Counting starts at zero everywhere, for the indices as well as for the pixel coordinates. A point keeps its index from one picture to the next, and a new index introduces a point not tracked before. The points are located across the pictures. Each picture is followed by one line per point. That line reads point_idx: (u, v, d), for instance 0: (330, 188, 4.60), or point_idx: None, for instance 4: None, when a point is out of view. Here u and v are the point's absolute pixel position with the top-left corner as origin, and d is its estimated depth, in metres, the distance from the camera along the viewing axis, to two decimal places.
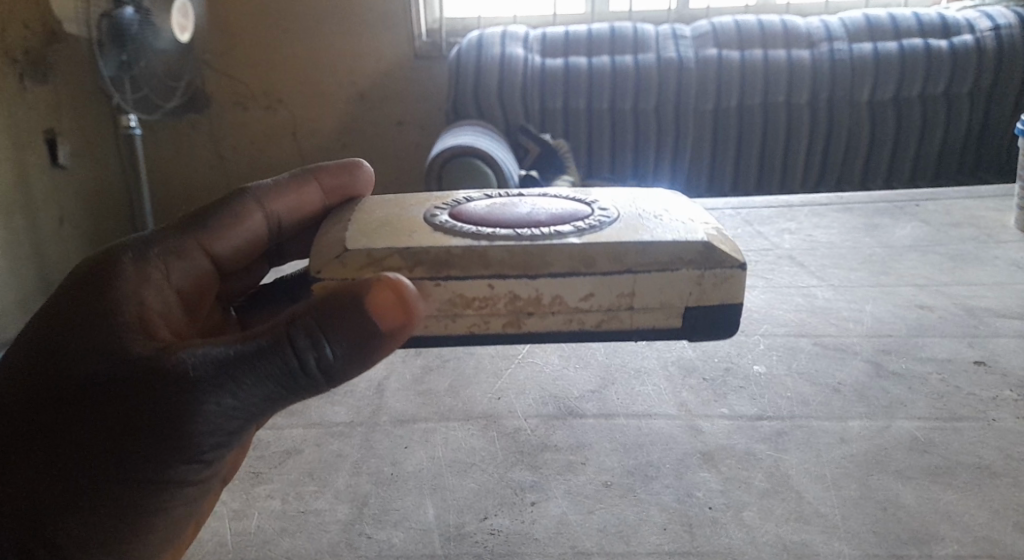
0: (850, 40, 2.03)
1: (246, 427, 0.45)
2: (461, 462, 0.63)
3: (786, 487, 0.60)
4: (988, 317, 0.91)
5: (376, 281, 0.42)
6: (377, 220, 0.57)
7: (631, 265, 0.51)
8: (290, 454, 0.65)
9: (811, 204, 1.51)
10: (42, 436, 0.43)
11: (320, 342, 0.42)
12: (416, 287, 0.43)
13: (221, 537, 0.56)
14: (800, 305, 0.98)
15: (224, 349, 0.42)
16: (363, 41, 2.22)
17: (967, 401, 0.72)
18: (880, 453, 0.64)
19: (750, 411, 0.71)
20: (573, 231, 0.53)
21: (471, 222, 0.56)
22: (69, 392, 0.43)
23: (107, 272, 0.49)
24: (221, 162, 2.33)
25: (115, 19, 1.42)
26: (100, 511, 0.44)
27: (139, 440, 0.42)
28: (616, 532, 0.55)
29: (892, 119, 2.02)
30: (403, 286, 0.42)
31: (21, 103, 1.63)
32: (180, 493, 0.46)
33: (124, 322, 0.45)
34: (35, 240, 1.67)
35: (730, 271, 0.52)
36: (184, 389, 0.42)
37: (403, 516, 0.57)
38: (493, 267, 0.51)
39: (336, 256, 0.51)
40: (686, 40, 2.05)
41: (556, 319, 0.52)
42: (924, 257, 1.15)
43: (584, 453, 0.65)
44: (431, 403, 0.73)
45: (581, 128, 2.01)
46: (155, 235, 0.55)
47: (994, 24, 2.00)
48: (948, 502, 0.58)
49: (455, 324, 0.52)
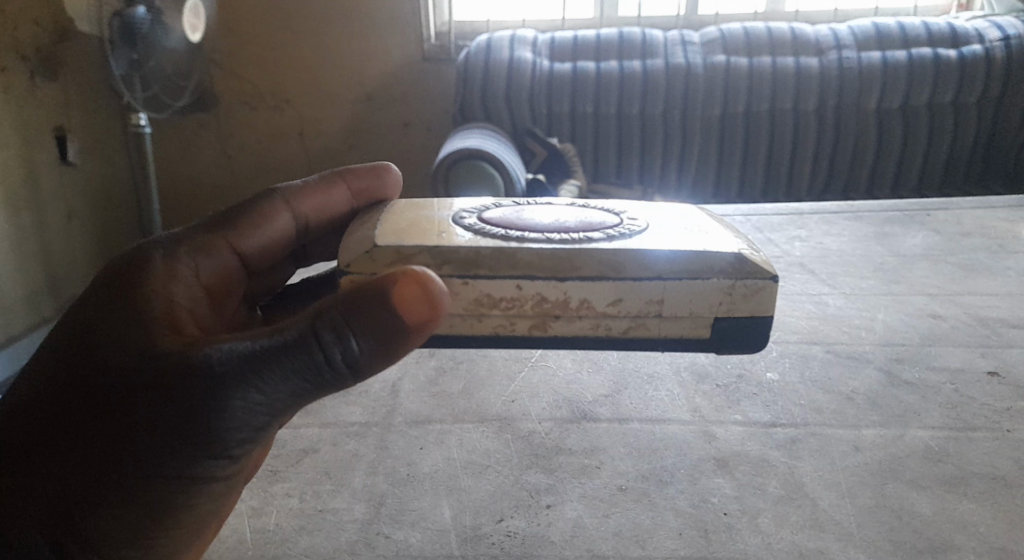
0: (858, 49, 2.03)
1: (271, 423, 0.45)
2: (477, 464, 0.63)
3: (801, 494, 0.60)
4: (1000, 327, 0.91)
5: (403, 276, 0.42)
6: (404, 220, 0.57)
7: (660, 272, 0.52)
8: (306, 453, 0.65)
9: (821, 212, 1.51)
10: (71, 430, 0.43)
11: (345, 337, 0.42)
12: (444, 283, 0.43)
13: (240, 534, 0.56)
14: (811, 312, 0.98)
15: (249, 345, 0.43)
16: (373, 42, 2.23)
17: (981, 411, 0.72)
18: (894, 462, 0.64)
19: (763, 417, 0.72)
20: (602, 238, 0.54)
21: (499, 225, 0.56)
22: (98, 387, 0.44)
23: (133, 266, 0.50)
24: (229, 161, 2.34)
25: (126, 18, 1.43)
26: (126, 506, 0.44)
27: (166, 437, 0.43)
28: (631, 536, 0.55)
29: (900, 126, 2.01)
30: (430, 281, 0.42)
31: (32, 100, 1.64)
32: (205, 489, 0.46)
33: (151, 317, 0.46)
34: (43, 237, 1.68)
35: (761, 283, 0.52)
36: (210, 384, 0.42)
37: (419, 516, 0.57)
38: (521, 268, 0.51)
39: (365, 251, 0.52)
40: (694, 47, 2.06)
41: (583, 323, 0.52)
42: (935, 266, 1.15)
43: (599, 456, 0.65)
44: (446, 405, 0.73)
45: (588, 132, 2.01)
46: (183, 233, 0.55)
47: (1003, 34, 2.00)
48: (963, 512, 0.58)
49: (481, 324, 0.52)
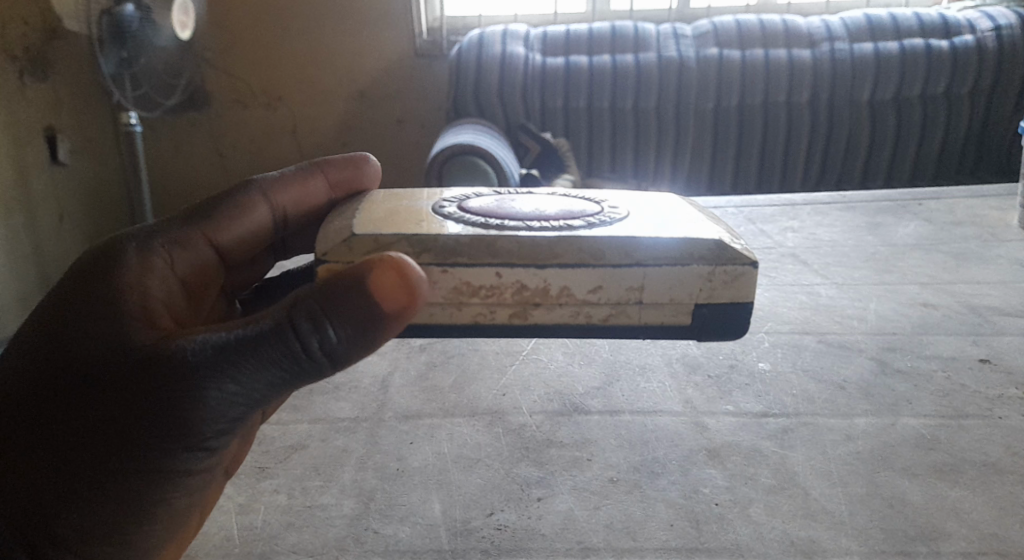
0: (850, 40, 2.03)
1: (249, 414, 0.45)
2: (467, 458, 0.63)
3: (792, 483, 0.60)
4: (991, 315, 0.91)
5: (380, 261, 0.41)
6: (384, 210, 0.57)
7: (641, 259, 0.51)
8: (295, 449, 0.65)
9: (813, 203, 1.51)
10: (43, 428, 0.43)
11: (323, 326, 0.41)
12: (421, 269, 0.42)
13: (227, 531, 0.55)
14: (803, 302, 0.98)
15: (223, 336, 0.42)
16: (364, 38, 2.22)
17: (972, 398, 0.72)
18: (886, 451, 0.64)
19: (755, 407, 0.71)
20: (582, 225, 0.54)
21: (479, 214, 0.56)
22: (70, 383, 0.43)
23: (109, 261, 0.49)
24: (220, 159, 2.32)
25: (115, 16, 1.42)
26: (101, 501, 0.43)
27: (143, 431, 0.42)
28: (622, 528, 0.55)
29: (892, 119, 2.01)
30: (407, 267, 0.41)
31: (22, 100, 1.63)
32: (183, 482, 0.45)
33: (126, 310, 0.45)
34: (35, 239, 1.67)
35: (742, 269, 0.52)
36: (185, 376, 0.42)
37: (408, 511, 0.57)
38: (501, 256, 0.51)
39: (342, 241, 0.52)
40: (686, 40, 2.05)
41: (564, 311, 0.52)
42: (927, 255, 1.15)
43: (590, 449, 0.65)
44: (436, 399, 0.73)
45: (581, 126, 2.01)
46: (157, 226, 0.54)
47: (994, 25, 2.00)
48: (955, 499, 0.58)
49: (461, 312, 0.52)
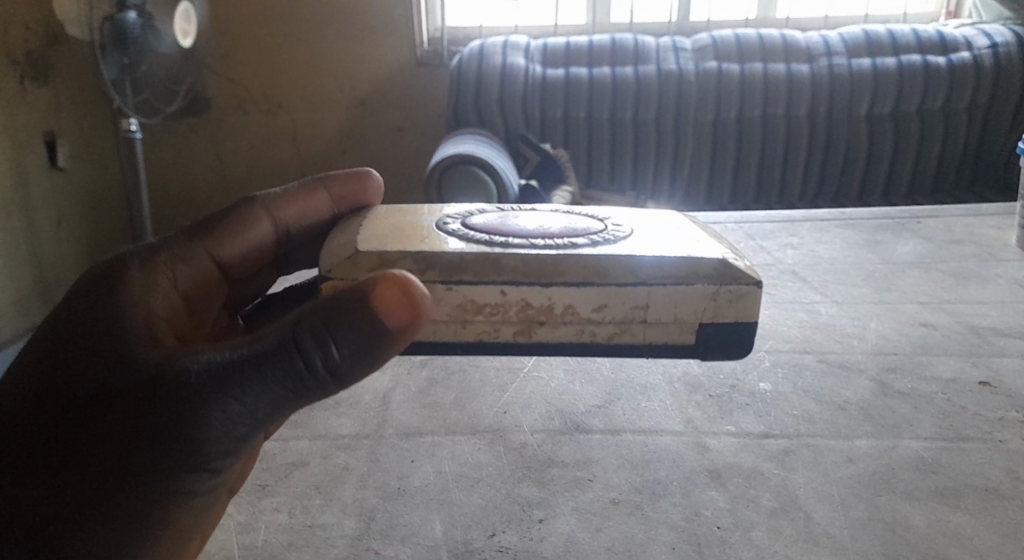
0: (848, 55, 2.04)
1: (253, 434, 0.44)
2: (468, 477, 0.63)
3: (794, 506, 0.60)
4: (990, 336, 0.91)
5: (382, 278, 0.41)
6: (387, 225, 0.57)
7: (645, 277, 0.51)
8: (295, 467, 0.65)
9: (813, 219, 1.51)
10: (48, 446, 0.43)
11: (326, 343, 0.41)
12: (424, 285, 0.42)
13: (228, 551, 0.55)
14: (803, 320, 0.98)
15: (227, 355, 0.42)
16: (365, 46, 2.22)
17: (973, 421, 0.72)
18: (887, 474, 0.64)
19: (756, 428, 0.71)
20: (586, 243, 0.54)
21: (483, 231, 0.56)
22: (75, 402, 0.43)
23: (113, 278, 0.49)
24: (220, 165, 2.33)
25: (117, 22, 1.42)
26: (104, 521, 0.43)
27: (147, 450, 0.42)
28: (624, 550, 0.55)
29: (890, 134, 2.02)
30: (410, 283, 0.41)
31: (22, 105, 1.63)
32: (187, 504, 0.45)
33: (130, 329, 0.45)
34: (32, 244, 1.66)
35: (746, 288, 0.52)
36: (189, 395, 0.41)
37: (410, 532, 0.57)
38: (506, 273, 0.51)
39: (346, 256, 0.52)
40: (686, 53, 2.06)
41: (568, 329, 0.52)
42: (926, 274, 1.15)
43: (591, 469, 0.64)
44: (437, 416, 0.73)
45: (581, 136, 2.01)
46: (159, 242, 0.54)
47: (991, 42, 2.01)
48: (957, 524, 0.58)
49: (465, 330, 0.52)
